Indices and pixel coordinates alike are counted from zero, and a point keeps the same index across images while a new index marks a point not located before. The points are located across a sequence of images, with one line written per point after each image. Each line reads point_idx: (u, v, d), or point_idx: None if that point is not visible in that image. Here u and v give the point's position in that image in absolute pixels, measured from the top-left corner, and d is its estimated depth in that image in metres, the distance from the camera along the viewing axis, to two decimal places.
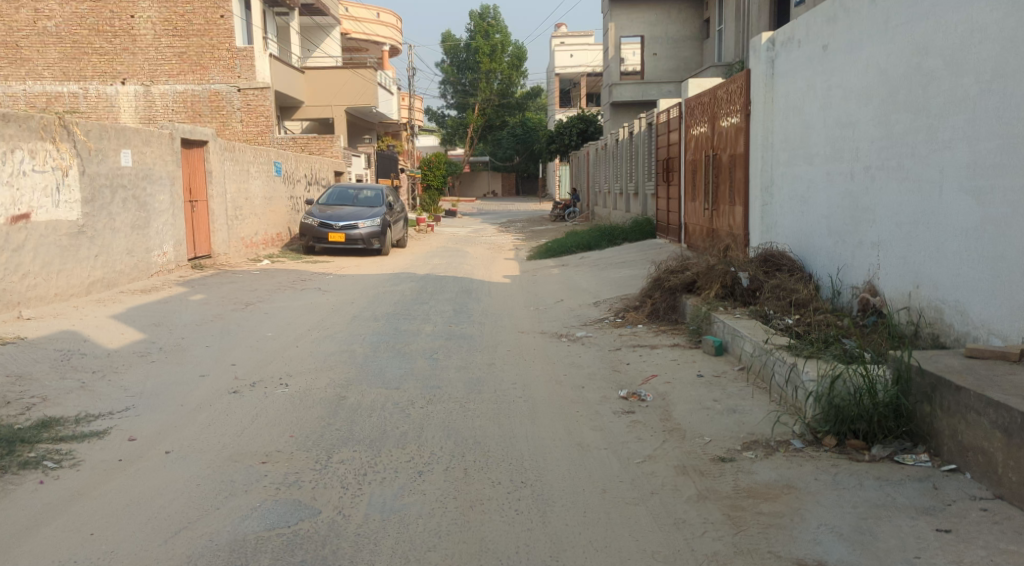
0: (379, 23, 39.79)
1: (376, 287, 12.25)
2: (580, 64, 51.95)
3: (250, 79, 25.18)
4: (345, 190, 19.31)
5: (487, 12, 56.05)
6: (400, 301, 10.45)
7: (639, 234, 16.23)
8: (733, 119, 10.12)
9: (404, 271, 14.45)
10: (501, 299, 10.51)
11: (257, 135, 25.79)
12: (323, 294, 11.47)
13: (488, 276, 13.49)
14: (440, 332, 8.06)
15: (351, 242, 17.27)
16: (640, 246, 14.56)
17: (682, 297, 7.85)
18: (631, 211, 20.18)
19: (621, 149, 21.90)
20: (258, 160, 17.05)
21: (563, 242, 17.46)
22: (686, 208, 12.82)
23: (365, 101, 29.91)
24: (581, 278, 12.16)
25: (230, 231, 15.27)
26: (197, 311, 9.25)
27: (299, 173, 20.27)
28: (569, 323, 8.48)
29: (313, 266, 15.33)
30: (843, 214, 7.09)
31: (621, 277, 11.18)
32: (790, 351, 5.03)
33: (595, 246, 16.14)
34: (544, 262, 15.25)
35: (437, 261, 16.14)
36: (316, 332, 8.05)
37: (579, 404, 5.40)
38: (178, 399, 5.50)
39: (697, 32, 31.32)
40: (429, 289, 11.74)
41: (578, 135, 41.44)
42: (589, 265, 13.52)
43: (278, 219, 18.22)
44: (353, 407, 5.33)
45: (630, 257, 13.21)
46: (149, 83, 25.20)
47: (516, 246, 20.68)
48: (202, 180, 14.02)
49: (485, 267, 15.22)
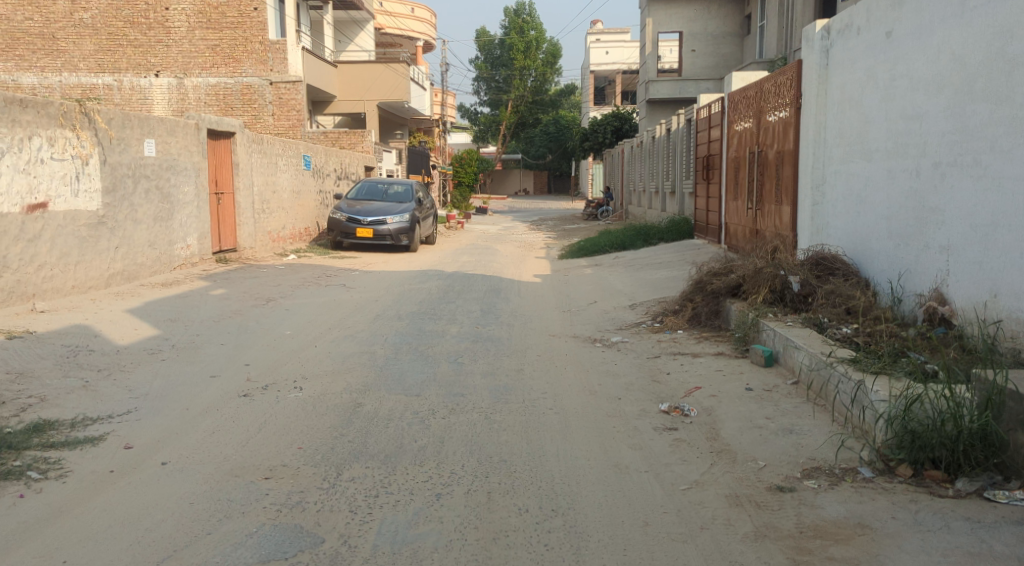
0: (414, 17, 39.51)
1: (403, 285, 11.88)
2: (616, 61, 51.29)
3: (283, 72, 25.01)
4: (375, 185, 18.98)
5: (523, 8, 55.54)
6: (426, 299, 10.05)
7: (676, 234, 15.69)
8: (781, 113, 9.56)
9: (433, 268, 14.07)
10: (531, 299, 10.07)
11: (288, 129, 25.62)
12: (348, 291, 11.12)
13: (518, 275, 13.06)
14: (466, 333, 7.64)
15: (379, 238, 16.93)
16: (676, 247, 14.03)
17: (726, 301, 7.32)
18: (667, 210, 19.64)
19: (658, 146, 21.33)
20: (286, 153, 16.78)
21: (596, 241, 16.97)
22: (727, 208, 12.27)
23: (397, 96, 29.64)
24: (615, 278, 11.66)
25: (256, 224, 15.01)
26: (216, 307, 8.92)
27: (328, 168, 19.99)
28: (603, 327, 8.01)
29: (339, 262, 15.01)
30: (906, 214, 6.55)
31: (657, 278, 10.67)
32: (854, 366, 4.52)
33: (629, 245, 15.63)
34: (576, 261, 14.78)
35: (466, 259, 15.76)
36: (337, 332, 7.67)
37: (616, 418, 4.93)
38: (182, 402, 5.11)
39: (737, 29, 30.60)
40: (456, 287, 11.34)
41: (612, 133, 40.87)
42: (623, 265, 13.02)
43: (306, 213, 17.94)
44: (369, 415, 4.91)
45: (667, 258, 12.69)
46: (182, 75, 25.11)
47: (548, 245, 20.22)
48: (228, 172, 13.77)
49: (515, 265, 14.79)
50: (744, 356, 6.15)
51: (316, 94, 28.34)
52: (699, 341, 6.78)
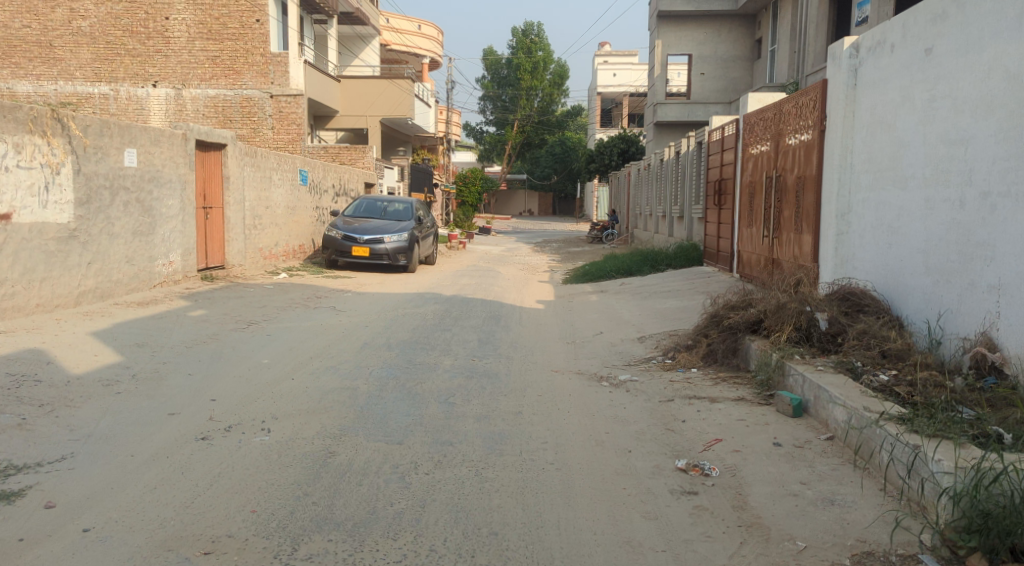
0: (420, 35, 39.18)
1: (397, 308, 11.29)
2: (623, 84, 50.96)
3: (284, 85, 24.55)
4: (374, 202, 18.42)
5: (531, 29, 55.32)
6: (420, 325, 9.43)
7: (685, 260, 15.08)
8: (803, 136, 8.96)
9: (430, 290, 13.48)
10: (532, 328, 9.45)
11: (288, 143, 25.14)
12: (337, 314, 10.51)
13: (518, 300, 12.45)
14: (460, 366, 7.00)
15: (375, 257, 16.33)
16: (686, 274, 13.39)
17: (745, 338, 6.67)
18: (675, 235, 19.07)
19: (666, 170, 20.76)
20: (282, 167, 16.25)
21: (601, 266, 16.37)
22: (740, 235, 11.66)
23: (401, 112, 29.18)
24: (621, 307, 11.03)
25: (247, 240, 14.43)
26: (192, 330, 8.31)
27: (326, 184, 19.45)
28: (610, 362, 7.36)
29: (332, 282, 14.42)
30: (946, 248, 5.92)
31: (667, 308, 10.03)
32: (907, 426, 3.88)
33: (636, 271, 15.02)
34: (580, 287, 14.16)
35: (466, 281, 15.15)
36: (319, 362, 7.06)
37: (626, 477, 4.27)
38: (127, 447, 4.48)
39: (747, 53, 30.16)
40: (453, 312, 10.74)
41: (618, 155, 40.47)
42: (631, 292, 12.39)
43: (301, 229, 17.36)
44: (341, 468, 4.26)
45: (676, 286, 12.06)
46: (181, 86, 24.67)
47: (551, 268, 19.64)
48: (217, 185, 13.20)
49: (516, 289, 14.18)
50: (768, 403, 5.50)
51: (318, 108, 27.89)
52: (716, 384, 6.13)
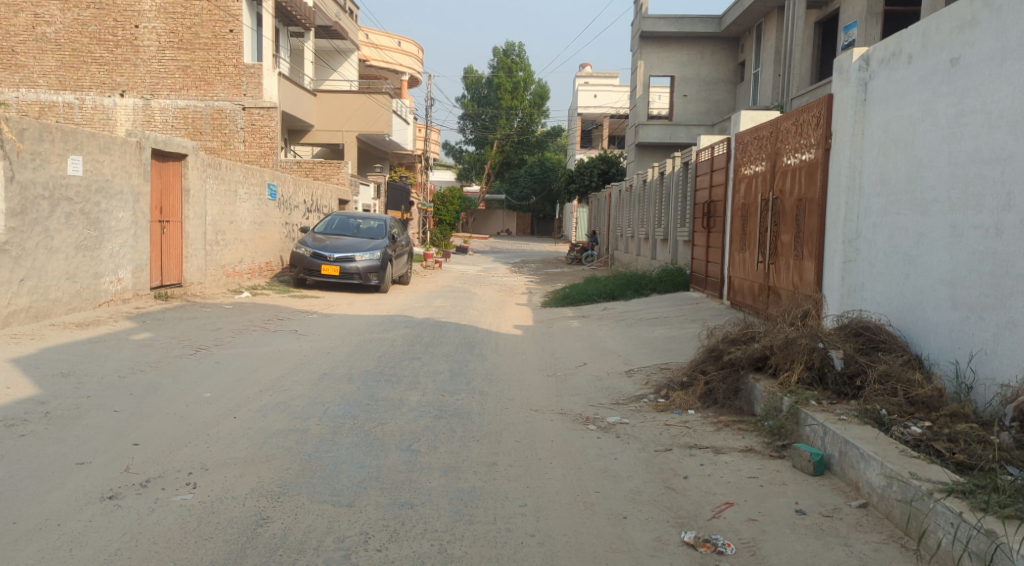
0: (400, 51, 38.55)
1: (363, 332, 10.49)
2: (604, 105, 50.60)
3: (256, 97, 23.74)
4: (347, 219, 17.64)
5: (512, 49, 54.91)
6: (387, 352, 8.64)
7: (670, 284, 14.42)
8: (803, 155, 8.31)
9: (402, 312, 12.68)
10: (510, 357, 8.69)
11: (260, 156, 24.30)
12: (298, 338, 9.68)
13: (495, 324, 11.69)
14: (428, 403, 6.23)
15: (346, 277, 15.50)
16: (672, 300, 12.70)
17: (748, 377, 5.97)
18: (658, 258, 18.43)
19: (649, 191, 20.16)
20: (249, 180, 15.43)
21: (583, 289, 15.66)
22: (731, 260, 11.03)
23: (378, 128, 28.45)
24: (606, 334, 10.29)
25: (208, 256, 13.56)
26: (131, 356, 7.47)
27: (297, 199, 18.64)
28: (597, 400, 6.61)
29: (298, 302, 13.60)
30: (978, 281, 5.25)
31: (655, 338, 9.32)
32: (977, 509, 3.21)
33: (620, 295, 14.34)
34: (560, 311, 13.43)
35: (440, 303, 14.36)
36: (269, 396, 6.26)
37: (622, 555, 3.52)
38: (13, 512, 3.68)
39: (730, 75, 29.80)
40: (424, 337, 9.96)
41: (599, 176, 39.95)
42: (615, 318, 11.68)
43: (268, 246, 16.51)
44: (274, 543, 3.47)
45: (663, 313, 11.36)
46: (149, 97, 23.78)
47: (530, 290, 18.91)
48: (176, 198, 12.37)
49: (493, 312, 13.42)
50: (781, 455, 4.79)
51: (293, 122, 27.06)
52: (718, 431, 5.41)
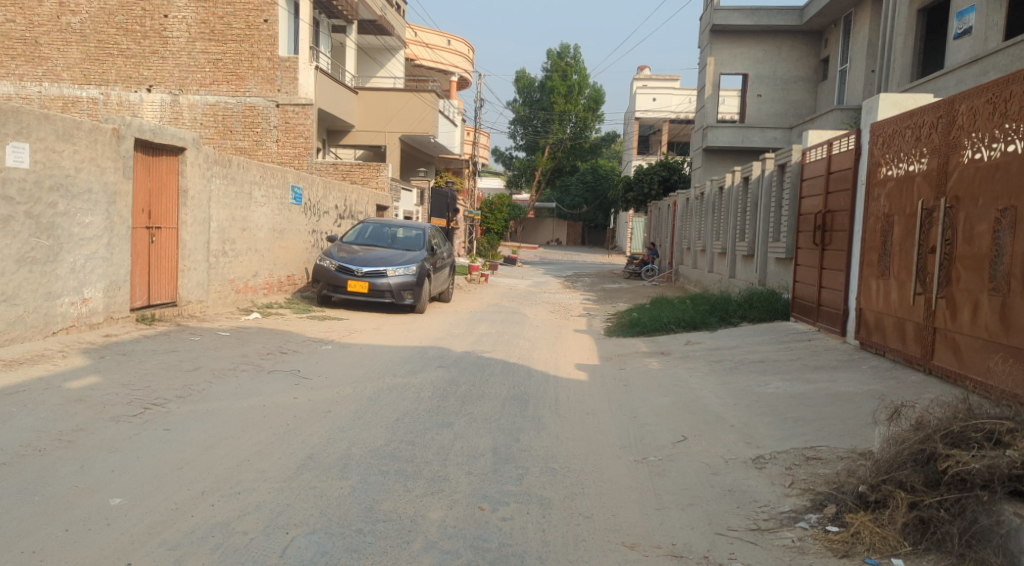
0: (450, 50, 36.46)
1: (384, 371, 8.19)
2: (663, 109, 47.90)
3: (292, 94, 21.80)
4: (381, 228, 15.47)
5: (568, 51, 52.53)
6: (408, 413, 6.30)
7: (764, 311, 11.92)
8: (1008, 146, 5.81)
9: (438, 341, 10.37)
10: (578, 421, 6.29)
11: (293, 157, 22.32)
12: (297, 381, 7.42)
13: (553, 362, 9.30)
14: (454, 529, 3.88)
15: (375, 294, 13.29)
16: (775, 334, 10.19)
17: (1004, 511, 3.51)
18: (741, 276, 15.95)
19: (726, 200, 17.76)
20: (267, 180, 13.32)
21: (656, 314, 13.19)
22: (861, 286, 8.53)
23: (423, 129, 26.35)
24: (701, 384, 7.79)
25: (211, 270, 11.43)
26: (42, 419, 5.27)
27: (327, 204, 16.52)
28: (727, 524, 4.18)
29: (316, 326, 11.42)
30: None
31: (776, 397, 6.80)
32: None
33: (705, 325, 11.85)
34: (631, 343, 10.97)
35: (485, 328, 12.03)
36: (208, 510, 3.99)
37: None
38: None
39: (811, 73, 27.14)
40: (462, 383, 7.62)
41: (659, 184, 37.31)
42: (705, 358, 9.21)
43: (289, 257, 14.40)
44: None
45: (769, 354, 8.83)
46: (177, 91, 21.93)
47: (589, 310, 16.49)
48: (170, 200, 10.29)
49: (550, 343, 11.02)
50: None
51: (332, 122, 25.09)
52: None
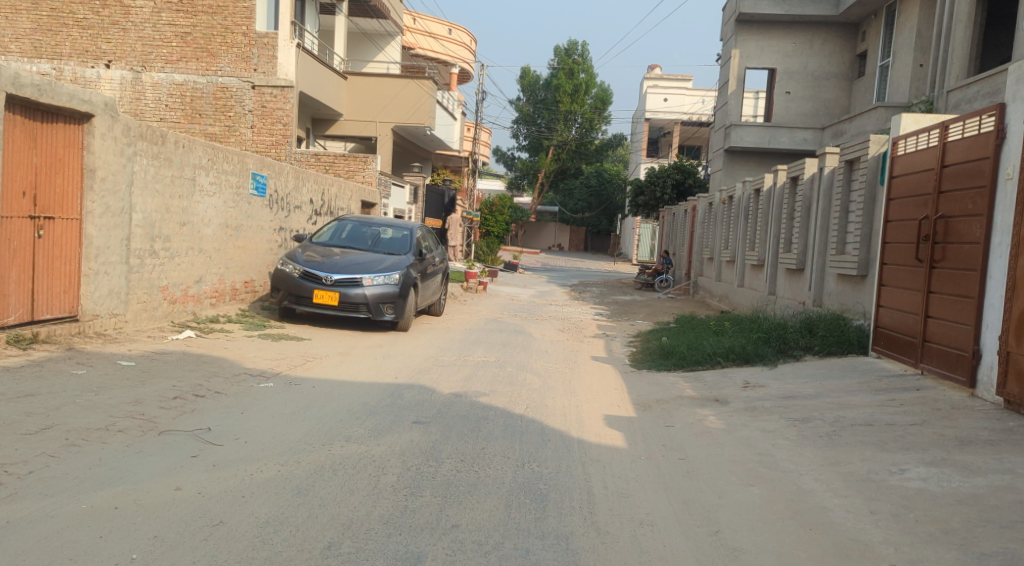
0: (452, 40, 34.01)
1: (334, 429, 5.69)
2: (675, 110, 45.56)
3: (269, 74, 19.24)
4: (361, 227, 13.01)
5: (575, 48, 50.25)
6: (349, 529, 3.82)
7: (834, 343, 9.45)
8: None
9: (421, 376, 7.90)
10: (631, 554, 3.80)
11: (270, 146, 19.68)
12: (195, 452, 4.92)
13: (573, 414, 6.82)
14: None
15: (346, 308, 10.80)
16: (868, 380, 7.70)
17: None
18: (788, 293, 13.57)
19: (765, 205, 15.39)
20: (219, 165, 10.81)
21: (692, 341, 10.69)
22: (1010, 322, 6.11)
23: (417, 120, 23.88)
24: (798, 464, 5.30)
25: (133, 274, 8.91)
26: None
27: (300, 197, 14.05)
28: None
29: (268, 349, 8.93)
30: None
31: (936, 503, 4.34)
32: None
33: (760, 358, 9.39)
34: (670, 385, 8.47)
35: (481, 355, 9.57)
36: None
37: None
38: None
39: (846, 69, 24.82)
40: (446, 457, 5.14)
41: (672, 187, 34.94)
42: (782, 413, 6.74)
43: (247, 259, 11.90)
44: None
45: (875, 412, 6.34)
46: (140, 68, 19.40)
47: (605, 329, 14.00)
48: (68, 181, 7.84)
49: (565, 379, 8.58)
50: None
51: (317, 108, 22.64)
52: None
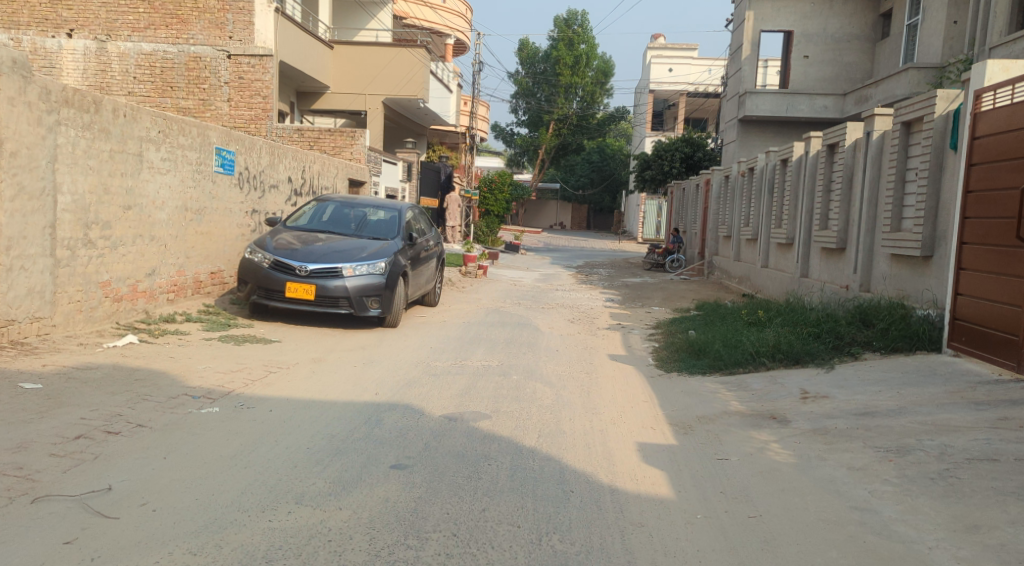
0: (446, 9, 32.20)
1: (283, 480, 4.20)
2: (680, 80, 43.83)
3: (246, 42, 17.67)
4: (344, 208, 11.49)
5: (575, 18, 48.41)
6: None
7: (900, 340, 7.98)
8: None
9: (408, 391, 6.46)
10: None
11: (249, 121, 18.10)
12: (72, 535, 3.43)
13: (599, 444, 5.34)
14: None
15: (324, 304, 9.32)
16: (962, 390, 6.23)
17: None
18: (825, 275, 12.12)
19: (795, 177, 13.88)
20: (176, 138, 9.26)
21: (725, 335, 9.19)
22: None
23: (409, 92, 22.27)
24: (920, 530, 3.85)
25: (63, 268, 7.40)
26: None
27: (276, 175, 12.50)
28: None
29: (228, 355, 7.46)
30: None
31: None
32: None
33: (811, 357, 7.95)
34: (710, 395, 7.01)
35: (482, 358, 8.14)
36: None
37: None
38: None
39: (868, 31, 23.19)
40: (435, 533, 3.66)
41: (680, 161, 33.33)
42: (867, 439, 5.29)
43: (212, 247, 10.38)
44: None
45: (992, 439, 4.90)
46: (105, 38, 17.71)
47: (619, 319, 12.53)
48: None
49: (582, 389, 7.11)
50: None
51: (302, 80, 21.00)
52: None
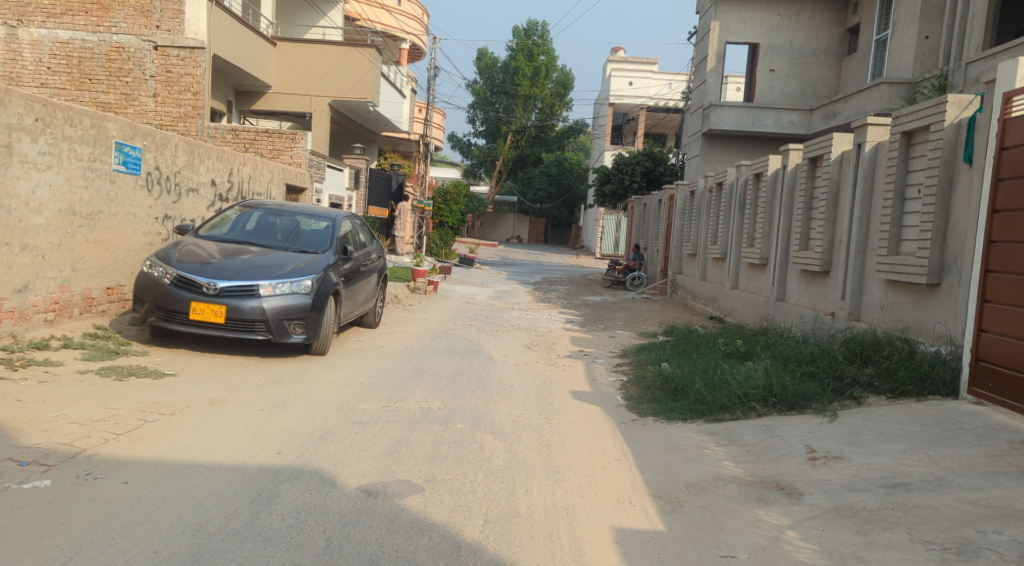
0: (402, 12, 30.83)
1: None
2: (640, 93, 43.00)
3: (175, 32, 16.11)
4: (270, 216, 10.04)
5: (535, 28, 47.45)
6: None
7: (909, 383, 6.83)
8: None
9: (322, 448, 5.09)
10: None
11: (178, 119, 16.47)
12: None
13: (564, 534, 4.02)
14: None
15: (237, 327, 7.88)
16: (1007, 454, 5.08)
17: None
18: (805, 299, 11.04)
19: (771, 191, 12.80)
20: (59, 127, 7.75)
21: (703, 370, 7.98)
22: None
23: (358, 94, 20.86)
24: None
25: None
26: None
27: (195, 177, 11.01)
28: None
29: (104, 393, 6.00)
30: None
31: None
32: None
33: (808, 402, 6.77)
34: (696, 451, 5.76)
35: (421, 398, 6.81)
36: None
37: None
38: None
39: (835, 45, 22.44)
40: None
41: (642, 176, 32.35)
42: (913, 527, 4.09)
43: (110, 258, 8.87)
44: None
45: None
46: (16, 23, 16.00)
47: (581, 344, 11.28)
48: None
49: (540, 441, 5.82)
50: None
51: (241, 77, 19.43)
52: None
